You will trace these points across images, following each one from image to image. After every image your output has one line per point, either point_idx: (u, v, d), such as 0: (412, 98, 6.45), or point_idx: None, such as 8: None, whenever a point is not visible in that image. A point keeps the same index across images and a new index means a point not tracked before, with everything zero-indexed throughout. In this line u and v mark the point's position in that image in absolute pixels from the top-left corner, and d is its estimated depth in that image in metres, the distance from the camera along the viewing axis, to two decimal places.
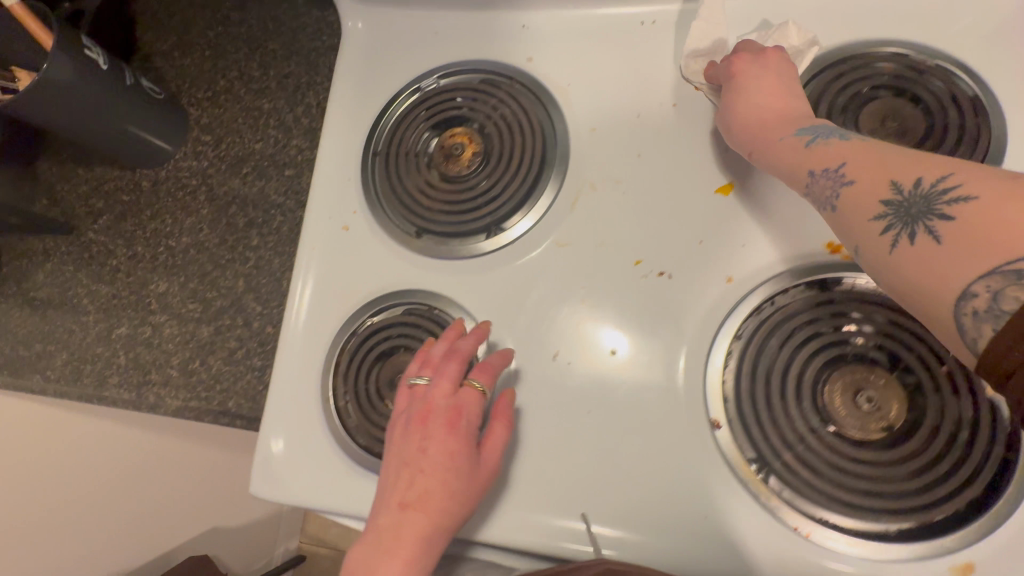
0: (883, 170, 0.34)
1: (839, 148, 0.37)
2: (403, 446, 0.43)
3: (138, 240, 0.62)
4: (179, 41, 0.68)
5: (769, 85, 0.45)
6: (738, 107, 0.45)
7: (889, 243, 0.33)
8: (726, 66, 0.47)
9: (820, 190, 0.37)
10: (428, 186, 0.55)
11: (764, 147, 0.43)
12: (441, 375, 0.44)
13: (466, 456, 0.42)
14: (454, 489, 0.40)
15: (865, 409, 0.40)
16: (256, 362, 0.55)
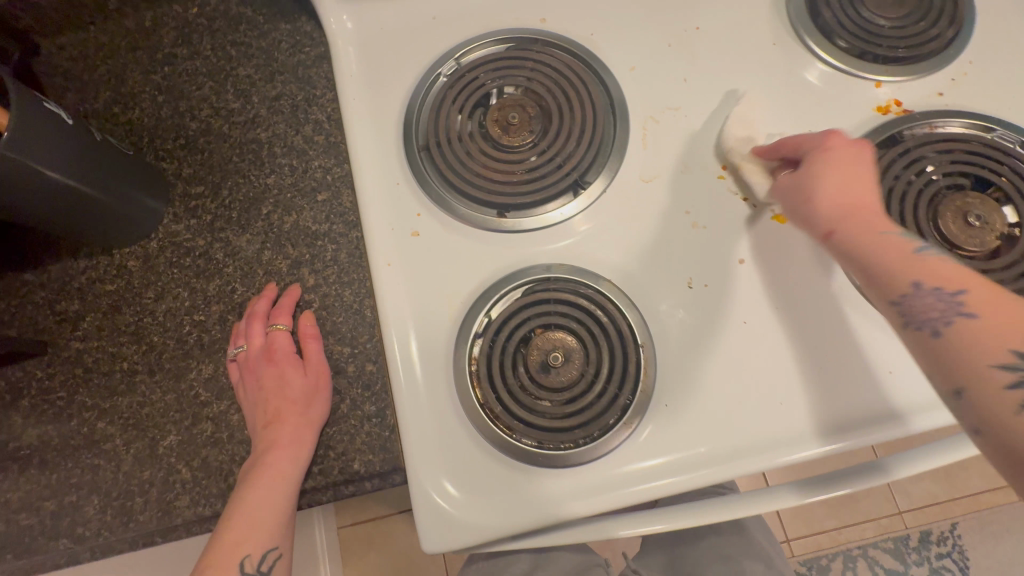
0: (1008, 315, 0.36)
1: (954, 273, 0.39)
2: (244, 395, 0.46)
3: (148, 331, 0.50)
4: (116, 94, 0.57)
5: (857, 171, 0.44)
6: (827, 178, 0.43)
7: (1009, 390, 0.34)
8: (814, 140, 0.46)
9: (928, 304, 0.38)
10: (495, 162, 0.51)
11: (853, 237, 0.41)
12: (249, 335, 0.47)
13: (294, 374, 0.46)
14: (294, 392, 0.45)
15: (978, 227, 0.45)
16: (371, 410, 0.47)
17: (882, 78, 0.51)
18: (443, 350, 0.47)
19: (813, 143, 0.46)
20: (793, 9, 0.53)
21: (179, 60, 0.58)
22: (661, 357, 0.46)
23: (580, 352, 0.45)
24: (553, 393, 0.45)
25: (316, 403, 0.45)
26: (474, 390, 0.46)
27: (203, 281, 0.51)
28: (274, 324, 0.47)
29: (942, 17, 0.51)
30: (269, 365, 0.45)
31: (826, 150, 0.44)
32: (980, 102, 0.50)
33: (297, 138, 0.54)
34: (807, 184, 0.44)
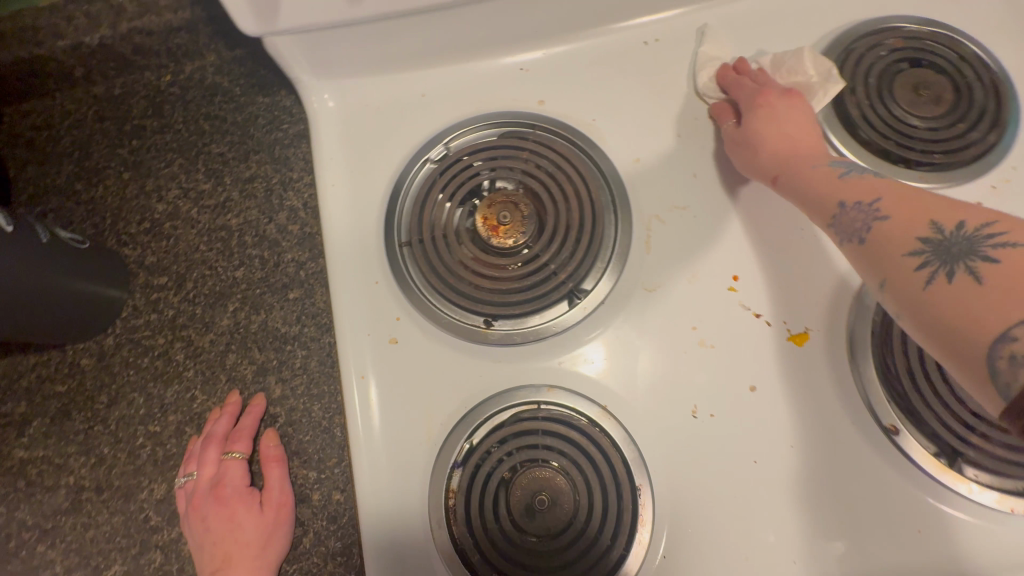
0: (924, 210, 0.35)
1: (874, 186, 0.38)
2: (190, 537, 0.40)
3: (98, 441, 0.46)
4: (84, 170, 0.54)
5: (793, 122, 0.46)
6: (764, 129, 0.45)
7: (924, 279, 0.32)
8: (753, 92, 0.47)
9: (851, 217, 0.37)
10: (483, 265, 0.46)
11: (792, 172, 0.43)
12: (202, 463, 0.42)
13: (246, 512, 0.39)
14: (245, 536, 0.38)
15: None
16: (335, 544, 0.43)
17: (914, 185, 0.46)
18: (418, 480, 0.43)
19: (750, 96, 0.47)
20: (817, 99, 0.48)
21: (147, 133, 0.54)
22: (660, 500, 0.41)
23: (570, 494, 0.40)
24: (537, 542, 0.40)
25: (275, 545, 0.39)
26: (450, 532, 0.41)
27: (161, 386, 0.47)
28: (231, 451, 0.42)
29: (981, 120, 0.46)
30: (219, 501, 0.39)
31: (760, 102, 0.46)
32: (1022, 214, 0.45)
33: (270, 226, 0.50)
34: (749, 137, 0.46)
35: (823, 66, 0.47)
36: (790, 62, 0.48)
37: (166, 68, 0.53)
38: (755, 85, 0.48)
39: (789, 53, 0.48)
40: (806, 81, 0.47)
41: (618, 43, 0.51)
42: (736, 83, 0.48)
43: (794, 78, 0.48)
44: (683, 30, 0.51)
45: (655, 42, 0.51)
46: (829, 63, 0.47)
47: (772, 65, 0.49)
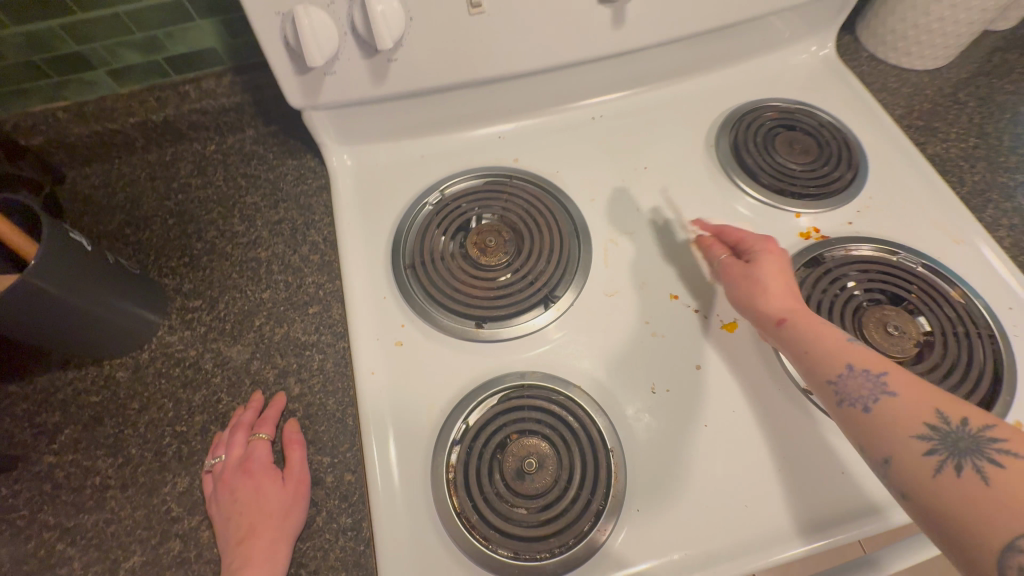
0: (927, 397, 0.39)
1: (876, 359, 0.42)
2: (220, 509, 0.45)
3: (128, 442, 0.51)
4: (130, 217, 0.63)
5: (787, 271, 0.50)
6: (769, 272, 0.49)
7: (931, 463, 0.36)
8: (760, 238, 0.53)
9: (860, 384, 0.41)
10: (474, 278, 0.56)
11: (801, 323, 0.46)
12: (231, 447, 0.48)
13: (272, 485, 0.45)
14: (271, 505, 0.44)
15: (899, 335, 0.51)
16: (343, 523, 0.47)
17: (800, 211, 0.60)
18: (421, 458, 0.49)
19: (755, 241, 0.53)
20: (722, 153, 0.64)
21: (192, 188, 0.65)
22: (631, 461, 0.48)
23: (553, 458, 0.47)
24: (527, 501, 0.46)
25: (294, 515, 0.44)
26: (451, 499, 0.47)
27: (189, 392, 0.53)
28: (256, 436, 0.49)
29: (842, 162, 0.62)
30: (245, 478, 0.46)
31: (765, 251, 0.51)
32: (884, 228, 0.59)
33: (294, 257, 0.60)
34: (756, 284, 0.49)
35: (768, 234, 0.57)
36: (749, 229, 0.56)
37: (211, 139, 0.67)
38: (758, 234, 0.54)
39: (746, 223, 0.58)
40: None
41: (572, 118, 0.68)
42: (738, 236, 0.54)
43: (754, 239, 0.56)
44: (620, 109, 0.68)
45: (599, 117, 0.68)
46: (772, 238, 0.57)
47: (736, 229, 0.57)
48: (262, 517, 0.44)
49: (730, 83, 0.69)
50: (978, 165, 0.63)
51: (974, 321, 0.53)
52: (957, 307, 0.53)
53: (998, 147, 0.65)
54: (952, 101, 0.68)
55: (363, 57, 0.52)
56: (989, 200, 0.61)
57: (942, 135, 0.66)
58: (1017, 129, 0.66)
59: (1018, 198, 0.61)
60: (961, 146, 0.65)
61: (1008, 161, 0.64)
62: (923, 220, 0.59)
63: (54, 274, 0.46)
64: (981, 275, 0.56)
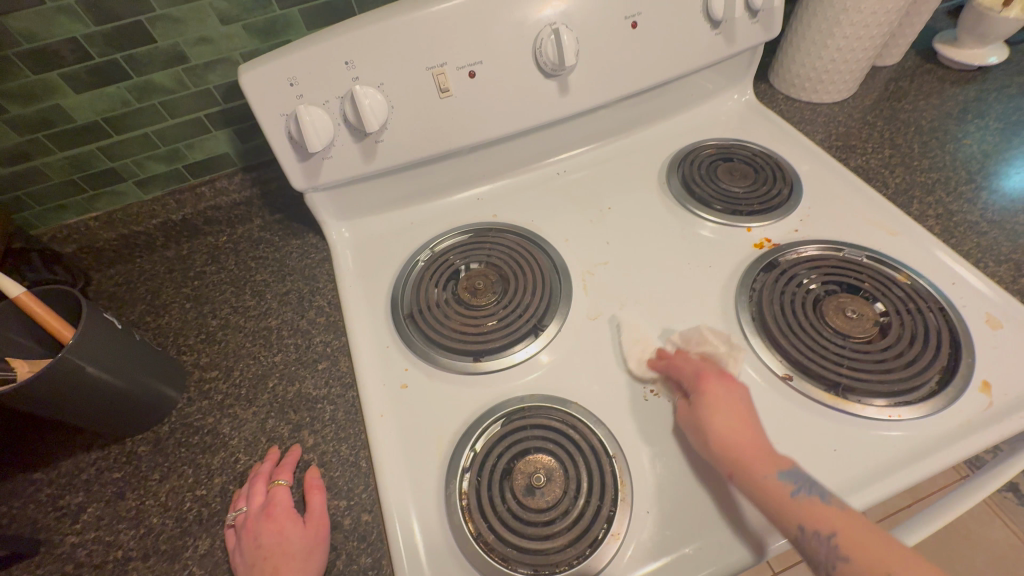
0: (877, 557, 0.38)
1: (826, 511, 0.42)
2: (244, 555, 0.47)
3: (149, 512, 0.52)
4: (150, 305, 0.69)
5: (726, 409, 0.49)
6: (707, 415, 0.49)
7: None
8: (692, 374, 0.53)
9: (815, 548, 0.41)
10: (467, 318, 0.62)
11: (747, 479, 0.45)
12: (252, 496, 0.50)
13: (293, 527, 0.47)
14: (292, 546, 0.46)
15: (857, 318, 0.56)
16: (365, 563, 0.48)
17: (751, 225, 0.68)
18: (435, 489, 0.51)
19: (690, 377, 0.53)
20: (674, 187, 0.73)
21: (207, 275, 0.71)
22: (634, 465, 0.51)
23: (560, 470, 0.49)
24: (540, 514, 0.47)
25: (318, 554, 0.46)
26: (467, 523, 0.48)
27: (208, 456, 0.55)
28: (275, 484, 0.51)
29: (777, 180, 0.71)
30: (268, 524, 0.47)
31: (702, 389, 0.51)
32: (827, 231, 0.66)
33: (302, 322, 0.65)
34: (697, 424, 0.49)
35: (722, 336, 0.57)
36: (694, 338, 0.57)
37: (223, 232, 0.75)
38: (695, 365, 0.53)
39: (694, 330, 0.58)
40: (717, 349, 0.56)
41: (540, 176, 0.78)
42: (675, 364, 0.54)
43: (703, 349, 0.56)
44: (580, 164, 0.78)
45: (563, 172, 0.78)
46: (724, 334, 0.57)
47: (682, 342, 0.58)
48: (291, 558, 0.45)
49: (670, 132, 0.81)
50: (898, 170, 0.72)
51: (923, 298, 0.58)
52: (905, 287, 0.59)
53: (910, 154, 0.74)
54: (863, 123, 0.79)
55: (354, 141, 0.61)
56: (914, 196, 0.69)
57: (861, 150, 0.75)
58: (923, 138, 0.76)
59: (939, 192, 0.69)
60: (879, 157, 0.74)
61: (922, 164, 0.73)
62: (859, 220, 0.67)
63: (89, 351, 0.50)
64: (921, 258, 0.62)
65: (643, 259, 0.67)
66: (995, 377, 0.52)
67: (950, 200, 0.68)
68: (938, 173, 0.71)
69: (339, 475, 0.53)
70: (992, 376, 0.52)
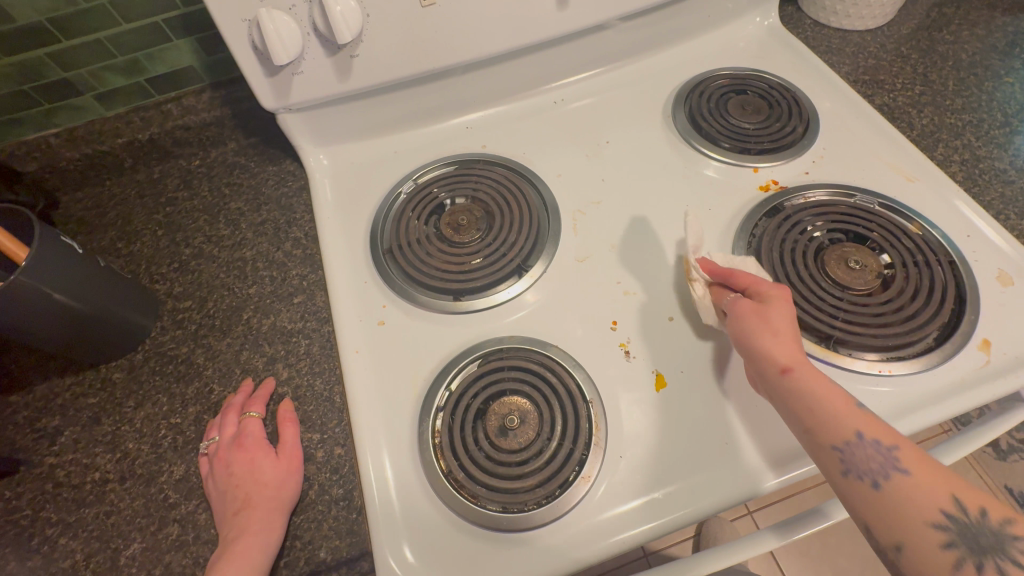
0: (940, 479, 0.36)
1: (888, 427, 0.39)
2: (217, 482, 0.47)
3: (124, 437, 0.52)
4: (122, 231, 0.66)
5: (799, 327, 0.45)
6: (778, 320, 0.44)
7: (950, 561, 0.33)
8: (770, 285, 0.47)
9: (868, 456, 0.37)
10: (449, 255, 0.59)
11: (808, 377, 0.41)
12: (223, 427, 0.50)
13: (263, 458, 0.47)
14: (264, 476, 0.46)
15: (860, 269, 0.53)
16: (338, 492, 0.48)
17: (759, 166, 0.63)
18: (408, 426, 0.50)
19: (768, 292, 0.47)
20: (679, 121, 0.68)
21: (179, 201, 0.68)
22: (610, 410, 0.50)
23: (535, 412, 0.48)
24: (511, 455, 0.47)
25: (291, 485, 0.47)
26: (438, 461, 0.48)
27: (182, 385, 0.55)
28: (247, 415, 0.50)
29: (792, 117, 0.65)
30: (240, 455, 0.47)
31: (777, 300, 0.46)
32: (839, 175, 0.61)
33: (278, 253, 0.63)
34: (763, 328, 0.44)
35: (769, 276, 0.52)
36: (741, 264, 0.52)
37: (196, 155, 0.71)
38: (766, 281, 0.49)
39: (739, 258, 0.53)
40: (753, 282, 0.51)
41: (535, 104, 0.72)
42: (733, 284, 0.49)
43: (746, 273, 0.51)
44: (579, 92, 0.72)
45: (561, 100, 0.71)
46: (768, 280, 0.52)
47: (725, 262, 0.53)
48: (265, 488, 0.46)
49: (680, 58, 0.73)
50: (926, 109, 0.66)
51: (933, 251, 0.54)
52: (915, 238, 0.55)
53: (943, 92, 0.67)
54: (896, 55, 0.71)
55: (326, 55, 0.56)
56: (939, 139, 0.63)
57: (889, 85, 0.68)
58: (960, 75, 0.69)
59: (967, 135, 0.63)
60: (909, 94, 0.67)
61: (954, 104, 0.66)
62: (877, 163, 0.62)
63: (48, 277, 0.47)
64: (937, 208, 0.58)
65: (639, 199, 0.63)
66: (996, 334, 0.50)
67: (979, 144, 0.63)
68: (971, 114, 0.65)
69: (314, 408, 0.53)
70: (993, 333, 0.50)
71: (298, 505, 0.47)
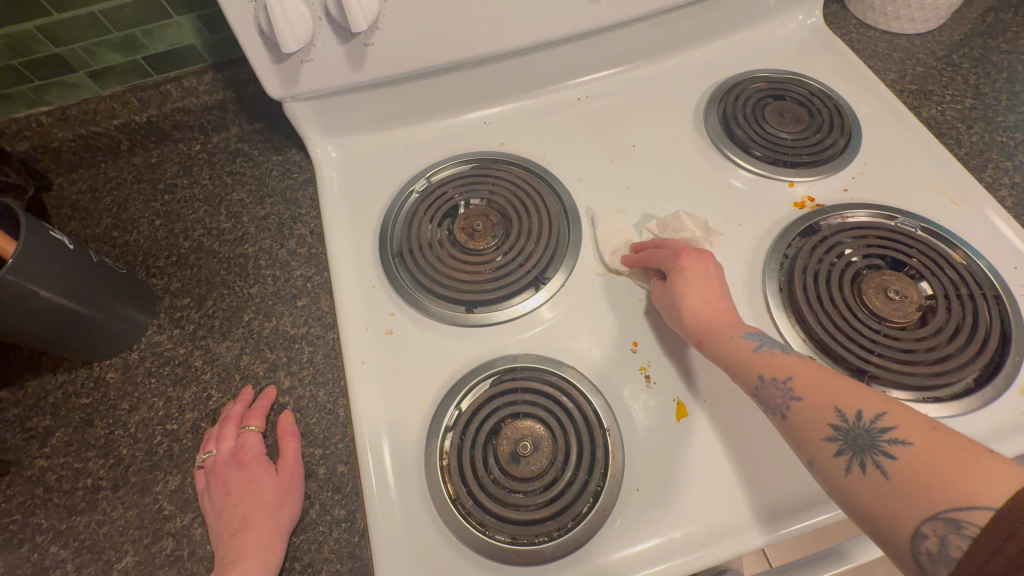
0: (827, 395, 0.39)
1: (786, 361, 0.43)
2: (214, 499, 0.45)
3: (118, 442, 0.50)
4: (117, 219, 0.63)
5: (703, 286, 0.49)
6: (685, 295, 0.49)
7: (843, 466, 0.37)
8: (670, 254, 0.51)
9: (770, 392, 0.41)
10: (462, 262, 0.55)
11: (712, 338, 0.46)
12: (221, 439, 0.48)
13: (262, 477, 0.45)
14: (263, 496, 0.44)
15: (899, 300, 0.50)
16: (340, 512, 0.46)
17: (794, 180, 0.59)
18: (415, 446, 0.48)
19: (667, 259, 0.51)
20: (711, 126, 0.64)
21: (178, 189, 0.64)
22: (627, 439, 0.47)
23: (549, 439, 0.46)
24: (522, 484, 0.45)
25: (291, 505, 0.45)
26: (446, 486, 0.46)
27: (179, 389, 0.52)
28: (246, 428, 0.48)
29: (833, 127, 0.61)
30: (236, 473, 0.45)
31: (679, 267, 0.50)
32: (881, 194, 0.58)
33: (281, 251, 0.59)
34: (671, 302, 0.49)
35: (698, 222, 0.56)
36: (673, 224, 0.55)
37: (196, 140, 0.67)
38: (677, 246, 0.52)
39: (671, 216, 0.56)
40: (692, 235, 0.55)
41: (558, 100, 0.67)
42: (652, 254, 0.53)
43: (681, 234, 0.55)
44: (605, 89, 0.67)
45: (586, 97, 0.67)
46: (702, 220, 0.56)
47: (659, 230, 0.56)
48: (263, 507, 0.44)
49: (715, 56, 0.69)
50: (976, 125, 0.62)
51: (979, 284, 0.51)
52: (960, 269, 0.52)
53: (995, 107, 0.63)
54: (946, 63, 0.67)
55: (339, 42, 0.51)
56: (989, 159, 0.59)
57: (937, 97, 0.64)
58: (1014, 88, 0.64)
59: (1019, 156, 0.59)
60: (958, 107, 0.63)
61: (1007, 120, 0.62)
62: (920, 183, 0.58)
63: (31, 273, 0.44)
64: (984, 236, 0.54)
65: (666, 210, 0.59)
66: None
67: None
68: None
69: (316, 421, 0.50)
70: None
71: (298, 524, 0.45)
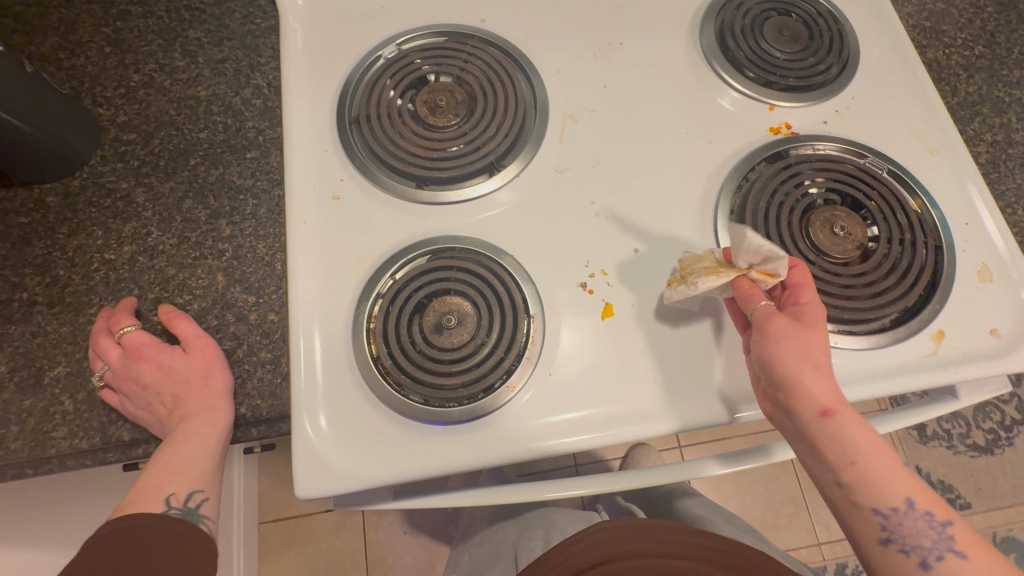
0: (978, 555, 0.40)
1: (932, 494, 0.42)
2: (137, 400, 0.45)
3: (56, 263, 0.51)
4: (64, 41, 0.59)
5: (836, 342, 0.44)
6: (817, 346, 0.43)
7: None
8: (805, 293, 0.45)
9: (916, 528, 0.41)
10: (418, 136, 0.54)
11: (864, 439, 0.41)
12: (106, 354, 0.45)
13: (172, 359, 0.46)
14: (180, 374, 0.45)
15: (843, 237, 0.50)
16: (266, 356, 0.49)
17: (775, 104, 0.57)
18: (345, 306, 0.49)
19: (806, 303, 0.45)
20: (704, 35, 0.60)
21: (131, 17, 0.60)
22: (551, 328, 0.49)
23: (474, 315, 0.48)
24: (440, 352, 0.47)
25: (218, 364, 0.47)
26: (368, 346, 0.47)
27: (119, 222, 0.52)
28: (122, 332, 0.46)
29: (830, 53, 0.58)
30: (140, 363, 0.46)
31: (818, 317, 0.44)
32: (859, 132, 0.56)
33: (235, 99, 0.57)
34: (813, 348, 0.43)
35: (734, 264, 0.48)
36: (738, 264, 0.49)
37: None
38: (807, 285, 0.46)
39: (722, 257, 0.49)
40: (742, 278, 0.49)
41: None
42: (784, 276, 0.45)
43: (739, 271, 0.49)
44: None
45: None
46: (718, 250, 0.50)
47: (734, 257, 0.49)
48: (182, 385, 0.45)
49: None
50: (978, 75, 0.59)
51: (924, 232, 0.51)
52: (910, 215, 0.51)
53: (1004, 58, 0.59)
54: (970, 3, 0.62)
55: None
56: (978, 113, 0.57)
57: (948, 38, 0.60)
58: None
59: (1009, 114, 0.57)
60: (965, 53, 0.60)
61: (1010, 74, 0.59)
62: (902, 126, 0.56)
63: None
64: (947, 188, 0.53)
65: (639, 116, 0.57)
66: (953, 328, 0.48)
67: (1017, 127, 0.57)
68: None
69: (253, 270, 0.51)
70: (949, 326, 0.48)
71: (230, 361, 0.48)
